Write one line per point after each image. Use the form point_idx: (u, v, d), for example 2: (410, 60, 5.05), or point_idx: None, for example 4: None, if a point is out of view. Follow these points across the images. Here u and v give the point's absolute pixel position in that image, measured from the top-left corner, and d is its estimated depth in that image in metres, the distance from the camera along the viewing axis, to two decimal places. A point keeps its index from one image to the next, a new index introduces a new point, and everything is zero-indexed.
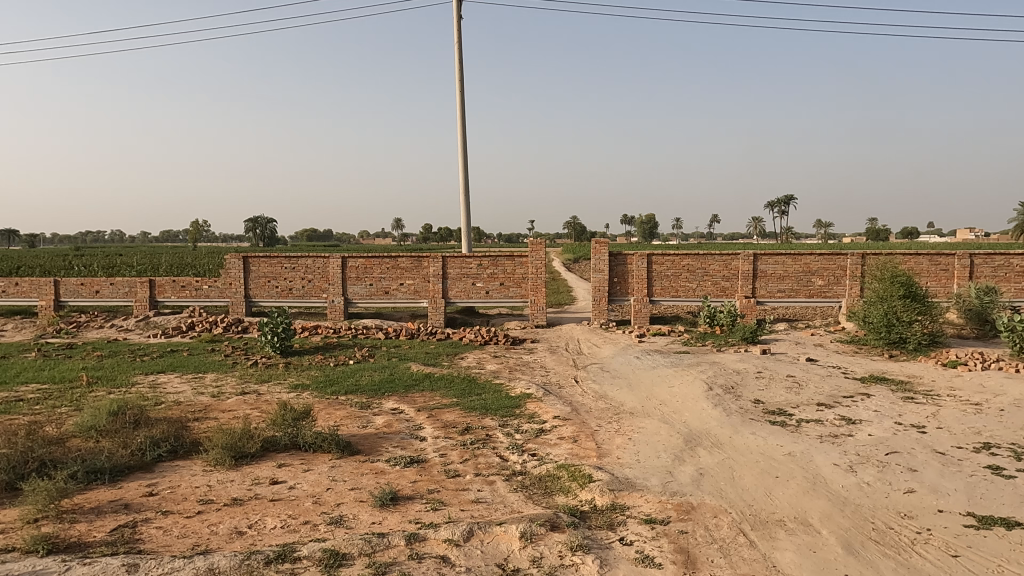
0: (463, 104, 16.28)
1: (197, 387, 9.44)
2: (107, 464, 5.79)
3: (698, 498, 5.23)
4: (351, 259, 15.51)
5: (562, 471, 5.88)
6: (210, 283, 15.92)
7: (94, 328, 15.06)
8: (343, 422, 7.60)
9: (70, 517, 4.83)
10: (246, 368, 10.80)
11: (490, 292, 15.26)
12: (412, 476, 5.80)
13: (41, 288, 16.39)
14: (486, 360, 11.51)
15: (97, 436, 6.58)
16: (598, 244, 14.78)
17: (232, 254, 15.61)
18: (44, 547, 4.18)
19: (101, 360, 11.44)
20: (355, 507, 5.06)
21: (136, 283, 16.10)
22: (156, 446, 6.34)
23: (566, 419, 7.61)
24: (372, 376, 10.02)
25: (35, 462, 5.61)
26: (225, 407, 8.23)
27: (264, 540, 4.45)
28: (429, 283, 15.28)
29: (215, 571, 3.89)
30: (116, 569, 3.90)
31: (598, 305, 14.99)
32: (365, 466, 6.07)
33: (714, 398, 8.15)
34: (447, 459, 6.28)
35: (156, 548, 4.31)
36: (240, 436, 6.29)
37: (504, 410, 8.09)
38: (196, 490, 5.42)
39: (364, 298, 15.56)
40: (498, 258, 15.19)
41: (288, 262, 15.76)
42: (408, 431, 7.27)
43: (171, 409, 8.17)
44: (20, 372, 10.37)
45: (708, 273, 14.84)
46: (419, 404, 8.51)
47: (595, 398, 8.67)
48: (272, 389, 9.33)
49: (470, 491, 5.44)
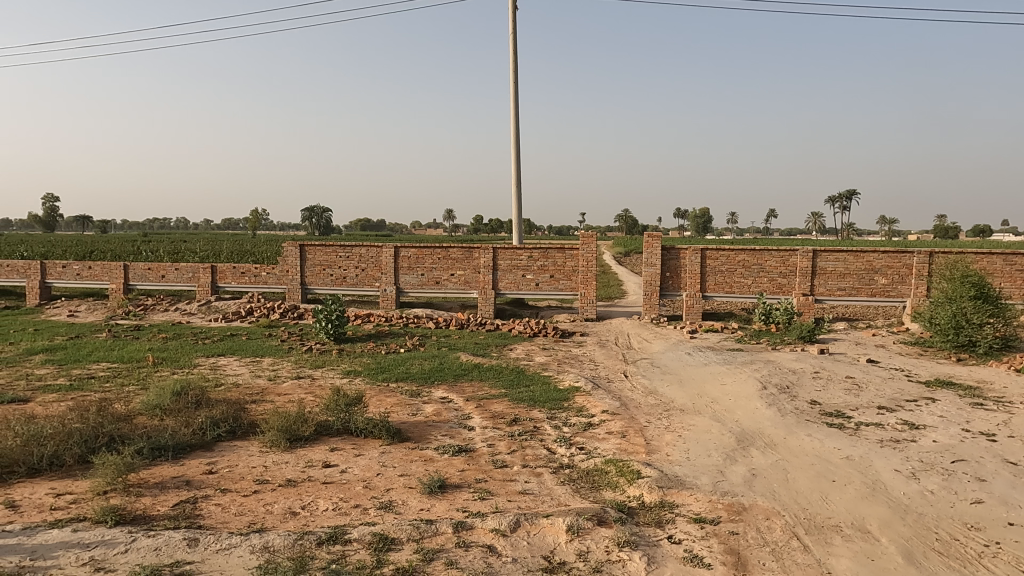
0: (517, 93, 16.18)
1: (255, 370, 9.77)
2: (170, 441, 6.04)
3: (750, 499, 5.11)
4: (404, 250, 15.73)
5: (609, 466, 5.83)
6: (268, 270, 16.39)
7: (160, 311, 15.73)
8: (394, 409, 7.72)
9: (136, 491, 5.06)
10: (301, 353, 11.09)
11: (540, 285, 15.23)
12: (460, 465, 5.85)
13: (111, 272, 17.18)
14: (534, 352, 11.51)
15: (161, 414, 6.87)
16: (650, 237, 14.55)
17: (289, 243, 16.04)
18: (112, 518, 4.40)
19: (166, 342, 11.93)
20: (404, 493, 5.14)
21: (199, 269, 16.71)
22: (216, 425, 6.59)
23: (615, 414, 7.54)
24: (422, 365, 10.16)
25: (104, 438, 5.90)
26: (281, 391, 8.49)
27: (315, 522, 4.56)
28: (480, 273, 15.34)
29: (269, 550, 4.01)
30: (177, 542, 4.06)
31: (649, 300, 14.79)
32: (415, 454, 6.16)
33: (768, 398, 7.96)
34: (495, 450, 6.31)
35: (215, 524, 4.47)
36: (295, 419, 6.47)
37: (552, 402, 8.08)
38: (253, 470, 5.60)
39: (415, 287, 15.75)
40: (549, 250, 15.13)
41: (343, 251, 16.07)
42: (457, 420, 7.35)
43: (230, 391, 8.46)
44: (92, 352, 10.91)
45: (765, 269, 14.42)
46: (468, 394, 8.57)
47: (645, 394, 8.56)
48: (326, 375, 9.57)
49: (517, 482, 5.45)
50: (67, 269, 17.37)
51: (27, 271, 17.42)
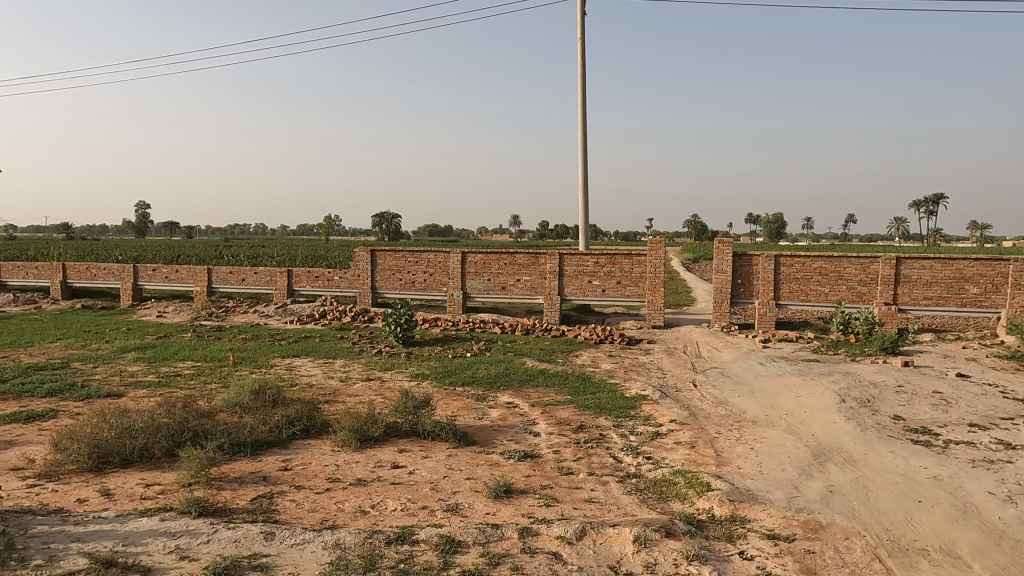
0: (585, 99, 16.10)
1: (327, 371, 10.10)
2: (249, 438, 6.31)
3: (828, 517, 4.88)
4: (471, 255, 15.92)
5: (678, 477, 5.70)
6: (340, 275, 16.92)
7: (240, 312, 16.47)
8: (460, 412, 7.82)
9: (218, 484, 5.31)
10: (372, 356, 11.38)
11: (606, 291, 15.09)
12: (525, 470, 5.86)
13: (196, 275, 18.13)
14: (600, 358, 11.42)
15: (241, 412, 7.19)
16: (721, 243, 14.17)
17: (361, 248, 16.52)
18: (196, 509, 4.63)
19: (246, 343, 12.48)
20: (470, 496, 5.18)
21: (277, 273, 17.41)
22: (291, 424, 6.84)
23: (683, 424, 7.38)
24: (488, 370, 10.23)
25: (189, 432, 6.22)
26: (352, 392, 8.73)
27: (384, 521, 4.66)
28: (546, 279, 15.34)
29: (341, 546, 4.12)
30: (255, 536, 4.23)
31: (719, 307, 14.40)
32: (480, 458, 6.20)
33: (847, 412, 7.61)
34: (560, 456, 6.29)
35: (289, 519, 4.63)
36: (366, 420, 6.64)
37: (619, 410, 7.98)
38: (325, 468, 5.78)
39: (482, 292, 15.89)
40: (615, 255, 14.98)
41: (412, 256, 16.42)
42: (522, 425, 7.37)
43: (305, 390, 8.79)
44: (178, 350, 11.53)
45: (843, 276, 13.82)
46: (533, 399, 8.58)
47: (715, 404, 8.34)
48: (395, 377, 9.79)
49: (583, 490, 5.40)
50: (156, 273, 18.43)
51: (121, 274, 18.59)
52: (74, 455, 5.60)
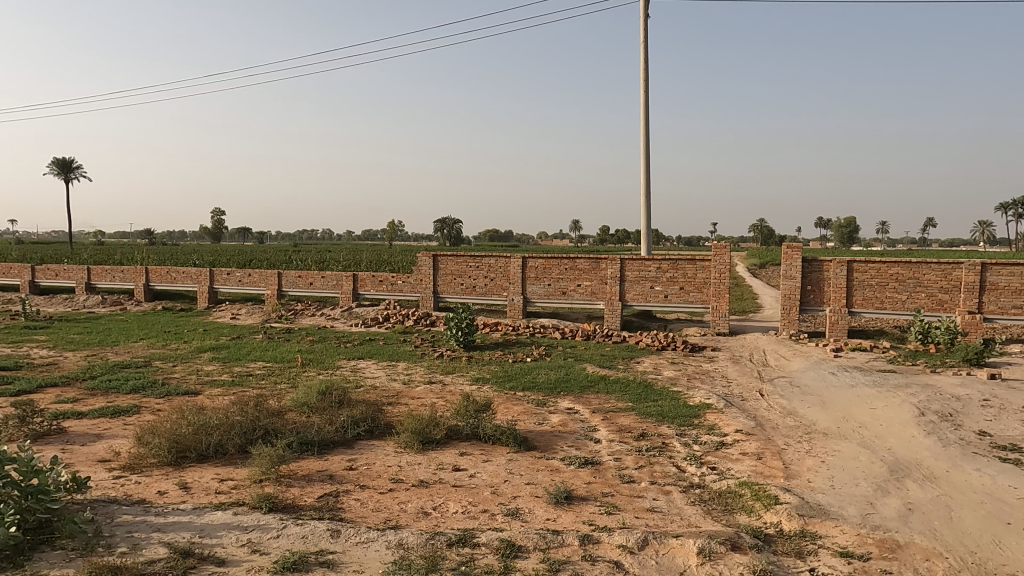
0: (648, 103, 15.87)
1: (391, 374, 10.31)
2: (316, 437, 6.50)
3: (906, 536, 4.64)
4: (532, 260, 15.95)
5: (744, 489, 5.54)
6: (404, 279, 17.25)
7: (307, 315, 17.01)
8: (521, 417, 7.83)
9: (287, 481, 5.50)
10: (434, 359, 11.55)
11: (669, 297, 14.83)
12: (586, 477, 5.81)
13: (267, 279, 18.84)
14: (663, 365, 11.23)
15: (308, 411, 7.42)
16: (790, 248, 13.70)
17: (423, 253, 16.80)
18: (266, 505, 4.80)
19: (313, 345, 12.87)
20: (530, 501, 5.18)
21: (343, 277, 17.91)
22: (356, 425, 7.00)
23: (749, 434, 7.17)
24: (549, 375, 10.21)
25: (260, 430, 6.46)
26: (415, 394, 8.88)
27: (445, 523, 4.71)
28: (607, 285, 15.20)
29: (404, 547, 4.19)
30: (321, 533, 4.35)
31: (787, 315, 13.91)
32: (541, 463, 6.19)
33: (927, 426, 7.21)
34: (622, 464, 6.21)
35: (354, 518, 4.74)
36: (428, 422, 6.73)
37: (682, 419, 7.82)
38: (388, 469, 5.90)
39: (542, 297, 15.89)
40: (678, 261, 14.71)
41: (474, 261, 16.58)
42: (583, 432, 7.32)
43: (369, 392, 8.99)
44: (250, 351, 11.99)
45: (923, 283, 13.15)
46: (594, 406, 8.51)
47: (783, 415, 8.07)
48: (456, 381, 9.90)
49: (645, 499, 5.32)
50: (230, 276, 19.25)
51: (199, 277, 19.50)
52: (155, 449, 5.90)
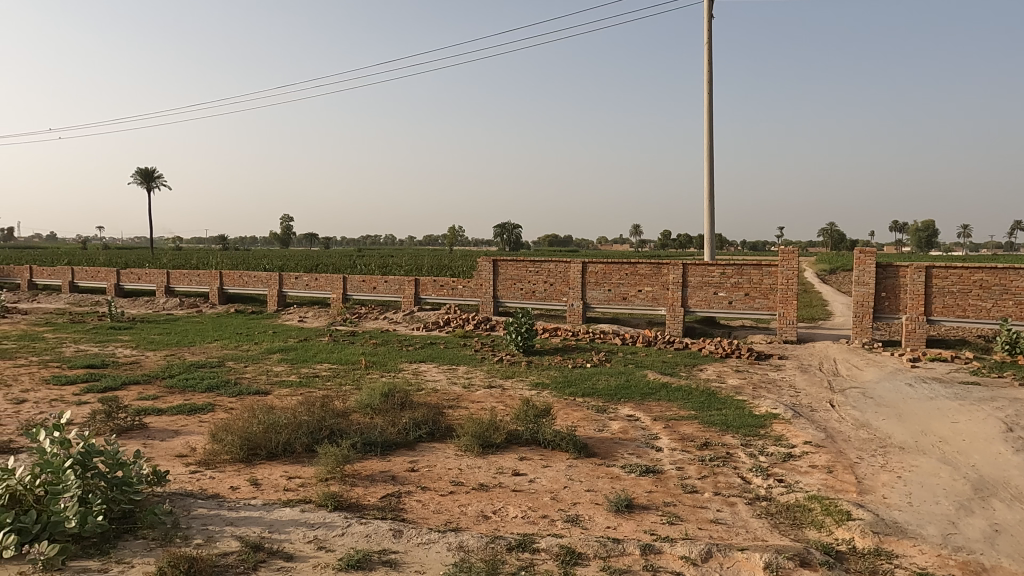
0: (711, 105, 15.54)
1: (451, 377, 10.43)
2: (379, 438, 6.64)
3: (993, 559, 4.37)
4: (592, 265, 15.85)
5: (813, 503, 5.33)
6: (464, 284, 17.44)
7: (371, 318, 17.42)
8: (580, 423, 7.79)
9: (351, 480, 5.64)
10: (493, 363, 11.62)
11: (733, 303, 14.46)
12: (647, 486, 5.72)
13: (333, 283, 19.40)
14: (727, 374, 10.95)
15: (372, 413, 7.59)
16: (863, 253, 13.15)
17: (484, 258, 16.95)
18: (332, 503, 4.94)
19: (376, 348, 13.18)
20: (590, 508, 5.14)
21: (405, 282, 18.26)
22: (418, 427, 7.11)
23: (819, 446, 6.91)
24: (609, 381, 10.11)
25: (326, 430, 6.64)
26: (475, 398, 8.95)
27: (505, 527, 4.73)
28: (669, 290, 14.95)
29: (465, 549, 4.23)
30: (385, 532, 4.45)
31: (860, 322, 13.33)
32: (601, 470, 6.13)
33: (1015, 443, 6.78)
34: (684, 473, 6.09)
35: (416, 519, 4.82)
36: (488, 426, 6.77)
37: (747, 428, 7.60)
38: (449, 471, 5.97)
39: (602, 303, 15.76)
40: (743, 266, 14.33)
41: (533, 265, 16.61)
42: (644, 439, 7.21)
43: (430, 395, 9.12)
44: (317, 353, 12.37)
45: (1009, 291, 12.40)
46: (655, 413, 8.38)
47: (855, 427, 7.74)
48: (516, 385, 9.93)
49: (708, 510, 5.19)
50: (298, 281, 19.92)
51: (269, 281, 20.26)
52: (229, 446, 6.16)
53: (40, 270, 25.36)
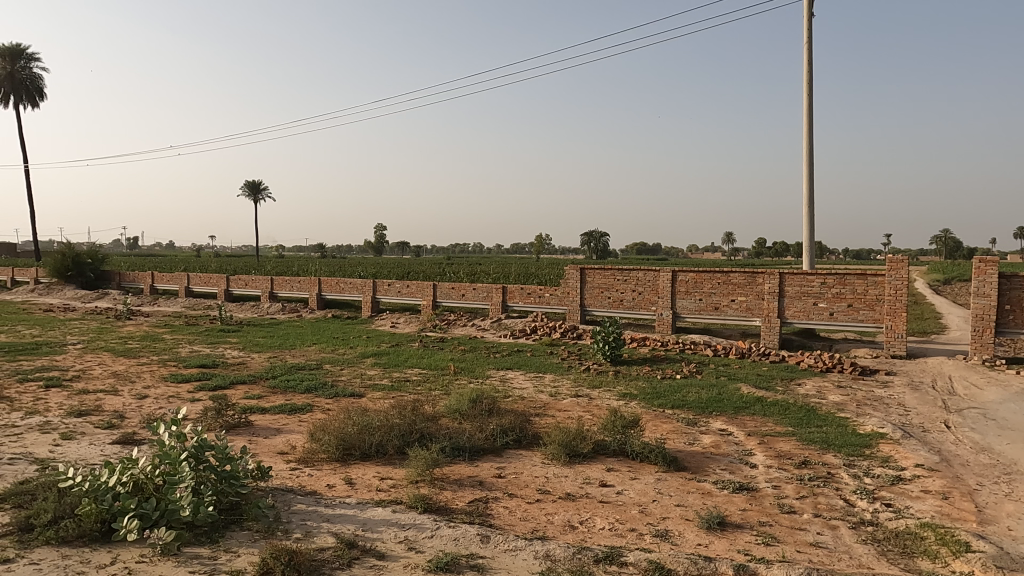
0: (811, 109, 14.79)
1: (538, 385, 10.44)
2: (468, 443, 6.75)
3: None
4: (682, 274, 15.49)
5: (925, 531, 4.95)
6: (551, 292, 17.47)
7: (460, 325, 17.74)
8: (670, 436, 7.60)
9: (440, 483, 5.76)
10: (580, 372, 11.54)
11: (835, 314, 13.70)
12: (741, 503, 5.51)
13: (423, 290, 19.92)
14: (828, 389, 10.37)
15: (460, 418, 7.72)
16: (982, 262, 12.15)
17: (571, 266, 16.91)
18: (422, 505, 5.06)
19: (465, 354, 13.41)
20: (680, 524, 5.00)
21: (493, 289, 18.49)
22: (505, 433, 7.17)
23: (932, 470, 6.42)
24: (700, 394, 9.81)
25: (417, 434, 6.82)
26: (562, 407, 8.92)
27: (592, 538, 4.68)
28: (764, 300, 14.35)
29: (551, 558, 4.22)
30: (472, 536, 4.51)
31: (979, 338, 12.27)
32: (691, 485, 5.96)
33: None
34: (781, 492, 5.81)
35: (503, 525, 4.86)
36: (575, 436, 6.74)
37: (850, 448, 7.17)
38: (536, 479, 5.98)
39: (693, 313, 15.35)
40: (846, 275, 13.56)
41: (621, 274, 16.40)
42: (737, 455, 6.95)
43: (517, 403, 9.17)
44: (408, 358, 12.73)
45: None
46: (749, 428, 8.05)
47: (974, 451, 7.13)
48: (603, 395, 9.81)
49: (807, 533, 4.93)
50: (391, 288, 20.61)
51: (363, 288, 21.05)
52: (326, 446, 6.45)
53: (161, 276, 27.52)
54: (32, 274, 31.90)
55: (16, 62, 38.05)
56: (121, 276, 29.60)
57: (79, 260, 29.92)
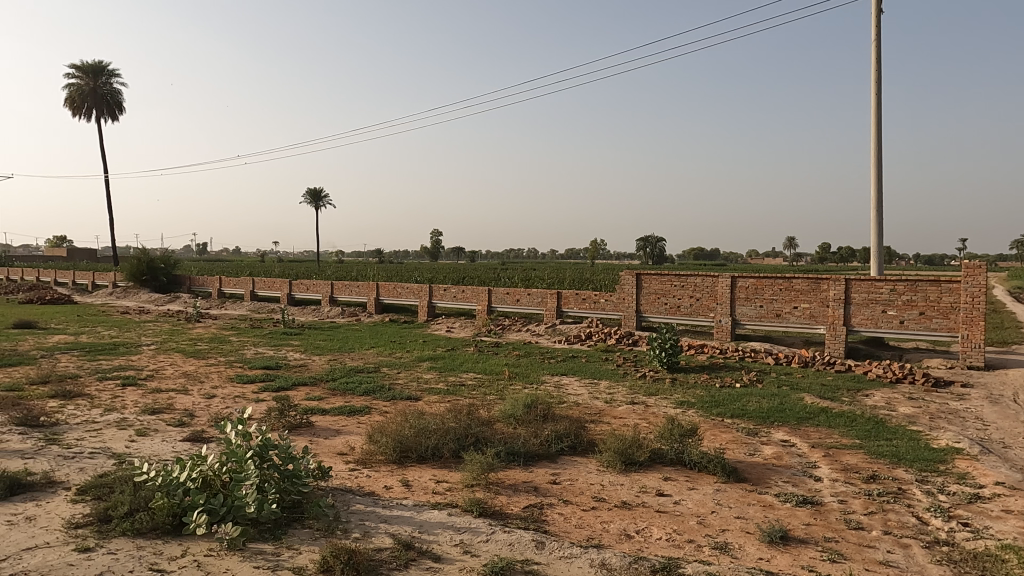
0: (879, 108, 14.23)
1: (593, 392, 10.35)
2: (522, 448, 6.76)
3: None
4: (742, 279, 15.13)
5: (1006, 553, 4.67)
6: (607, 298, 17.32)
7: (514, 330, 17.79)
8: (729, 446, 7.41)
9: (494, 488, 5.78)
10: (636, 379, 11.39)
11: (905, 322, 13.11)
12: (805, 518, 5.31)
13: (478, 295, 20.08)
14: (898, 401, 9.92)
15: (515, 423, 7.73)
16: None
17: (627, 271, 16.75)
18: (477, 509, 5.08)
19: (519, 359, 13.44)
20: (740, 537, 4.87)
21: (547, 295, 18.48)
22: (560, 439, 7.14)
23: (1014, 489, 6.05)
24: (761, 403, 9.54)
25: (472, 438, 6.87)
26: (618, 414, 8.82)
27: (649, 548, 4.60)
28: (829, 307, 13.86)
29: (607, 567, 4.17)
30: (527, 542, 4.50)
31: None
32: (752, 497, 5.79)
33: None
34: (848, 507, 5.58)
35: (558, 532, 4.84)
36: (631, 443, 6.65)
37: (923, 463, 6.83)
38: (591, 486, 5.92)
39: (753, 319, 14.96)
40: (918, 282, 12.96)
41: (678, 280, 16.14)
42: (801, 467, 6.72)
43: (572, 409, 9.12)
44: (463, 363, 12.84)
45: None
46: (813, 440, 7.78)
47: None
48: (659, 403, 9.66)
49: (877, 551, 4.72)
50: (446, 293, 20.86)
51: (420, 293, 21.37)
52: (383, 448, 6.56)
53: (228, 281, 28.64)
54: (111, 278, 33.70)
55: (100, 79, 40.39)
56: (191, 281, 30.94)
57: (153, 265, 31.42)
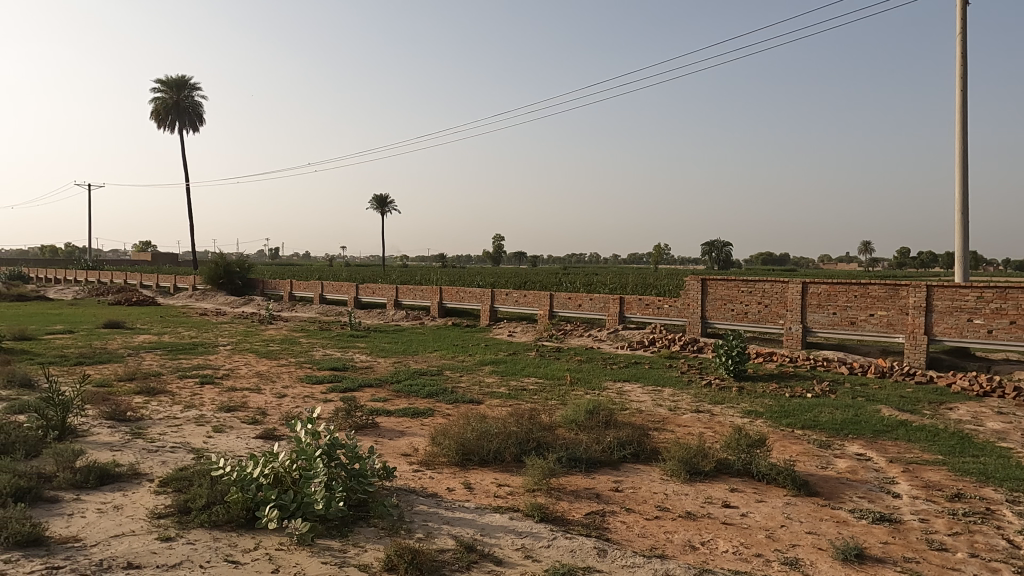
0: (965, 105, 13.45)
1: (657, 399, 10.18)
2: (584, 454, 6.71)
3: None
4: (813, 286, 14.60)
5: None
6: (671, 303, 17.03)
7: (576, 335, 17.71)
8: (800, 458, 7.14)
9: (556, 493, 5.76)
10: (701, 387, 11.13)
11: (994, 332, 12.32)
12: (882, 536, 5.06)
13: (540, 300, 20.10)
14: (985, 415, 9.34)
15: (577, 428, 7.69)
16: None
17: (692, 277, 16.43)
18: (538, 514, 5.08)
19: (581, 364, 13.37)
20: (812, 553, 4.68)
21: (610, 300, 18.32)
22: (623, 446, 7.05)
23: None
24: (834, 414, 9.16)
25: (533, 442, 6.87)
26: (682, 422, 8.64)
27: (715, 561, 4.49)
28: (908, 315, 13.19)
29: None
30: (589, 549, 4.47)
31: None
32: (825, 512, 5.56)
33: None
34: (929, 527, 5.29)
35: (621, 540, 4.77)
36: (695, 453, 6.51)
37: (1013, 482, 6.39)
38: (654, 495, 5.82)
39: (826, 327, 14.40)
40: (1008, 289, 12.16)
41: (746, 285, 15.71)
42: (878, 482, 6.41)
43: (635, 416, 9.00)
44: (524, 367, 12.87)
45: None
46: (891, 454, 7.41)
47: None
48: (726, 412, 9.41)
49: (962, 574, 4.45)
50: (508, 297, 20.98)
51: (482, 297, 21.56)
52: (446, 450, 6.64)
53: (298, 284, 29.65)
54: (191, 281, 35.43)
55: (182, 92, 42.82)
56: (264, 284, 32.19)
57: (229, 269, 32.87)
